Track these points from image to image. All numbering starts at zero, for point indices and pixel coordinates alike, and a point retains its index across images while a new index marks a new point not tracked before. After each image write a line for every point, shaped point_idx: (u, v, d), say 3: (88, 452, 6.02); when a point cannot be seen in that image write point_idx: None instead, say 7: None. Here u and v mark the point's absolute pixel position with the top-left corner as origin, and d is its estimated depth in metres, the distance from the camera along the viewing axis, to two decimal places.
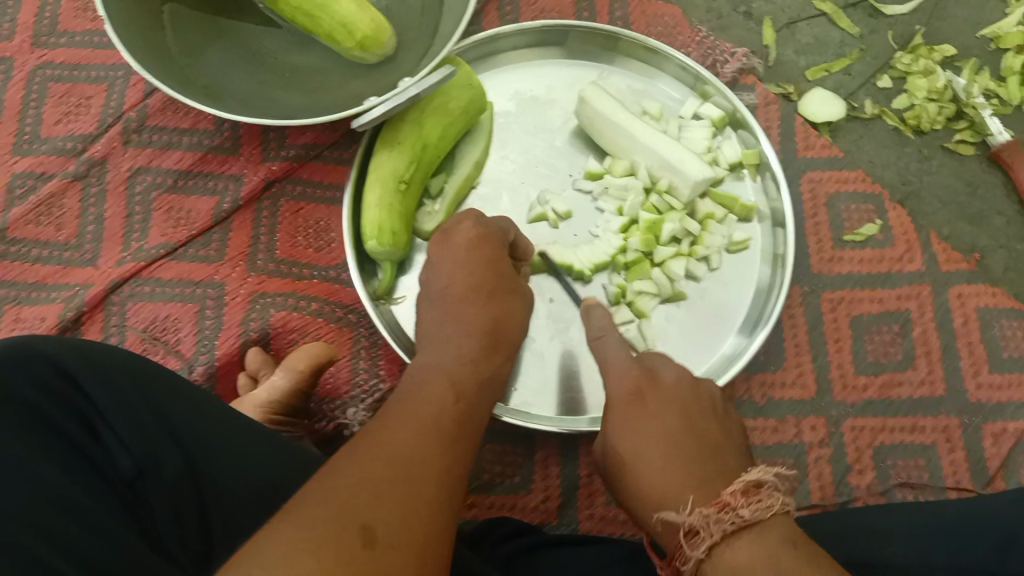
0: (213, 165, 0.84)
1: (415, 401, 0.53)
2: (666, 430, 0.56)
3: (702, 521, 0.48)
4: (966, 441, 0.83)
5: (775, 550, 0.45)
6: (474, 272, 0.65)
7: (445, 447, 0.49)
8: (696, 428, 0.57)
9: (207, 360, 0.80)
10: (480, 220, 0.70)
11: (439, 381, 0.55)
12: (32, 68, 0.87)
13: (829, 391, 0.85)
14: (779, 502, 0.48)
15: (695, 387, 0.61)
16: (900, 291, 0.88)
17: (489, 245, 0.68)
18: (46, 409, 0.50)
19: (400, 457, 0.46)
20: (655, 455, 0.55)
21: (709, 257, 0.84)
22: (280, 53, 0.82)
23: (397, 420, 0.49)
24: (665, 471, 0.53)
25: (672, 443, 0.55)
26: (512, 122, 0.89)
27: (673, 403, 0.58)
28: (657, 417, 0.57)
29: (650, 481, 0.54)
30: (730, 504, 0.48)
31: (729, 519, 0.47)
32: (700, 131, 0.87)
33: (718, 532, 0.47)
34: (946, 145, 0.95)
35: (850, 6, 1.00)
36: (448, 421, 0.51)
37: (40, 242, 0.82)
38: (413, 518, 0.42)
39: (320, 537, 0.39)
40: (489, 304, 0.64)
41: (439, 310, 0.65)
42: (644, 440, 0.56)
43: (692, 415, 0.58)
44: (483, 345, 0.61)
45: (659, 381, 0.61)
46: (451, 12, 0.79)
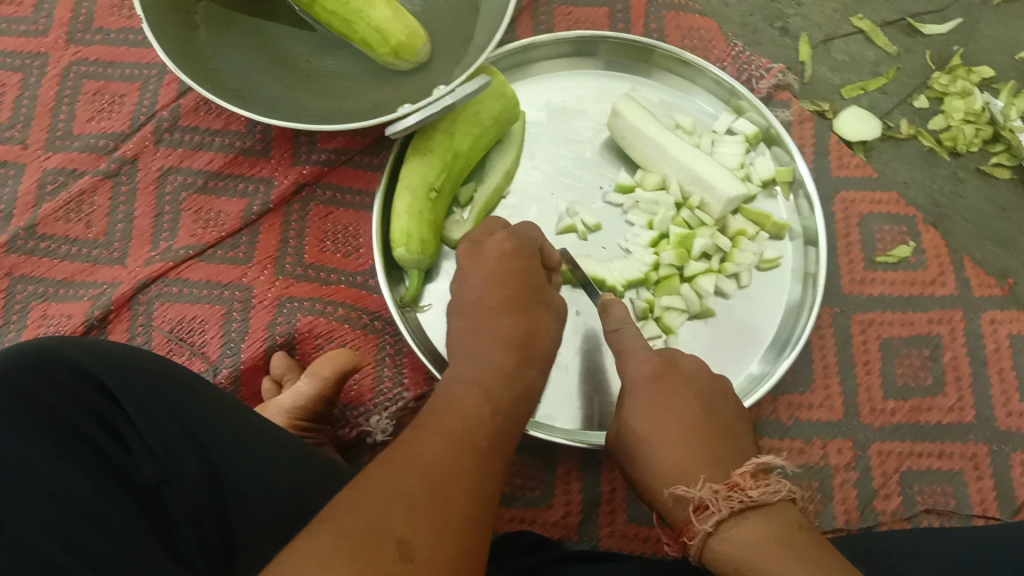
0: (244, 167, 0.84)
1: (449, 414, 0.52)
2: (682, 412, 0.59)
3: (712, 497, 0.52)
4: (995, 470, 0.81)
5: (780, 531, 0.49)
6: (507, 285, 0.65)
7: (479, 462, 0.48)
8: (710, 413, 0.60)
9: (232, 364, 0.80)
10: (511, 231, 0.70)
11: (473, 394, 0.55)
12: (67, 65, 0.87)
13: (856, 414, 0.83)
14: (785, 488, 0.51)
15: (712, 379, 0.64)
16: (931, 314, 0.86)
17: (521, 258, 0.68)
18: (70, 415, 0.51)
19: (434, 469, 0.45)
20: (670, 431, 0.58)
21: (738, 274, 0.83)
22: (313, 57, 0.82)
23: (432, 433, 0.49)
24: (680, 451, 0.56)
25: (687, 423, 0.58)
26: (544, 131, 0.88)
27: (690, 385, 0.62)
28: (677, 397, 0.60)
29: (664, 459, 0.57)
30: (740, 484, 0.51)
31: (738, 498, 0.51)
32: (733, 147, 0.87)
33: (726, 509, 0.51)
34: (981, 167, 0.94)
35: (887, 24, 0.99)
36: (482, 436, 0.51)
37: (69, 239, 0.82)
38: (448, 529, 0.42)
39: (357, 544, 0.38)
40: (522, 317, 0.64)
41: (471, 323, 0.65)
42: (662, 419, 0.59)
43: (707, 398, 0.61)
44: (517, 359, 0.61)
45: (679, 368, 0.63)
46: (486, 22, 0.79)
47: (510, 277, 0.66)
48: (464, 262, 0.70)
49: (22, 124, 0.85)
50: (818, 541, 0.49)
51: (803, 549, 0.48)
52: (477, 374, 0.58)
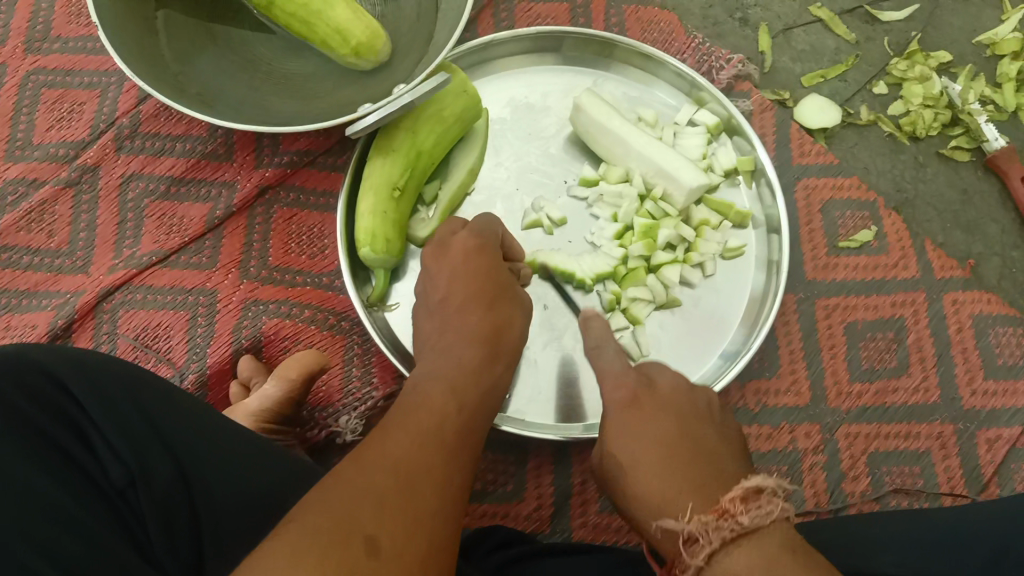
0: (206, 172, 0.84)
1: (418, 410, 0.52)
2: (662, 436, 0.57)
3: (701, 528, 0.48)
4: (961, 449, 0.83)
5: (776, 558, 0.45)
6: (471, 283, 0.66)
7: (448, 458, 0.49)
8: (691, 433, 0.57)
9: (198, 368, 0.79)
10: (474, 228, 0.70)
11: (440, 389, 0.55)
12: (25, 74, 0.87)
13: (823, 398, 0.84)
14: (779, 508, 0.47)
15: (689, 394, 0.63)
16: (894, 297, 0.88)
17: (486, 256, 0.68)
18: (38, 418, 0.50)
19: (404, 464, 0.45)
20: (651, 460, 0.55)
21: (703, 264, 0.84)
22: (274, 59, 0.82)
23: (400, 428, 0.49)
24: (663, 479, 0.53)
25: (667, 446, 0.56)
26: (508, 128, 0.89)
27: (666, 408, 0.60)
28: (655, 423, 0.58)
29: (647, 490, 0.54)
30: (730, 511, 0.48)
31: (729, 527, 0.47)
32: (695, 138, 0.88)
33: (717, 540, 0.47)
34: (941, 152, 0.95)
35: (846, 13, 1.00)
36: (450, 431, 0.51)
37: (31, 249, 0.82)
38: (414, 524, 0.42)
39: (324, 544, 0.39)
40: (489, 312, 0.65)
41: (439, 320, 0.65)
42: (641, 448, 0.57)
43: (685, 418, 0.59)
44: (484, 353, 0.61)
45: (653, 389, 0.63)
46: (445, 19, 0.80)
47: (476, 273, 0.67)
48: (429, 260, 0.70)
49: None
50: (819, 565, 0.45)
51: (798, 573, 0.43)
52: (443, 369, 0.58)
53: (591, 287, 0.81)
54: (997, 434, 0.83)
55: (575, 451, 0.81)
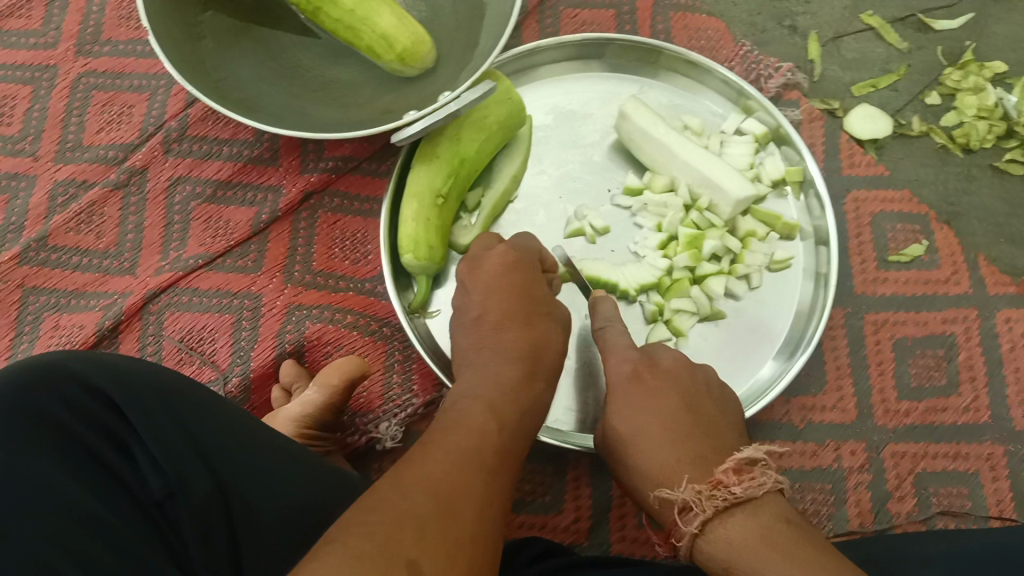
0: (252, 176, 0.84)
1: (456, 431, 0.52)
2: (664, 411, 0.60)
3: (696, 498, 0.52)
4: (1012, 470, 0.80)
5: (767, 527, 0.49)
6: (508, 299, 0.65)
7: (486, 480, 0.48)
8: (693, 408, 0.61)
9: (242, 372, 0.80)
10: (510, 245, 0.70)
11: (479, 409, 0.55)
12: (77, 76, 0.88)
13: (869, 415, 0.83)
14: (770, 480, 0.51)
15: (691, 368, 0.66)
16: (945, 313, 0.85)
17: (521, 272, 0.68)
18: (78, 430, 0.51)
19: (442, 488, 0.45)
20: (652, 433, 0.59)
21: (749, 276, 0.83)
22: (318, 67, 0.83)
23: (437, 450, 0.49)
24: (663, 452, 0.57)
25: (671, 422, 0.59)
26: (551, 135, 0.88)
27: (671, 385, 0.63)
28: (659, 397, 0.61)
29: (649, 460, 0.58)
30: (723, 482, 0.52)
31: (722, 496, 0.51)
32: (742, 147, 0.87)
33: (710, 508, 0.51)
34: (995, 164, 0.93)
35: (898, 21, 0.99)
36: (489, 453, 0.51)
37: (79, 251, 0.83)
38: (457, 553, 0.42)
39: (370, 570, 0.37)
40: (525, 330, 0.64)
41: (475, 338, 0.64)
42: (643, 420, 0.60)
43: (688, 393, 0.62)
44: (524, 371, 0.61)
45: (658, 366, 0.65)
46: (490, 26, 0.79)
47: (512, 289, 0.66)
48: (464, 277, 0.70)
49: (32, 137, 0.86)
50: (806, 535, 0.49)
51: (787, 542, 0.48)
52: (481, 389, 0.58)
53: (634, 297, 0.81)
54: None
55: None
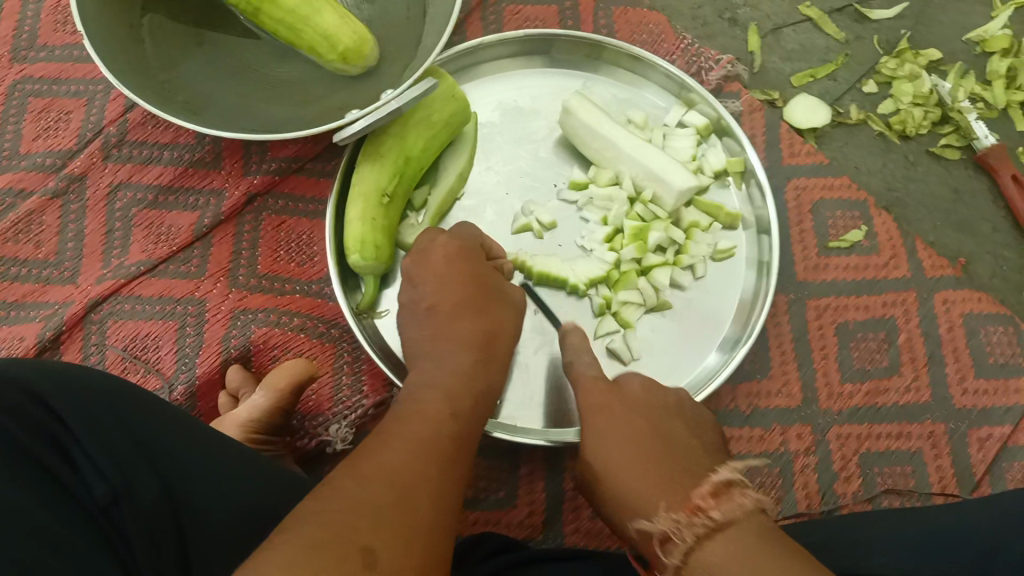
0: (194, 180, 0.84)
1: (411, 419, 0.53)
2: (633, 436, 0.60)
3: (676, 527, 0.51)
4: (952, 448, 0.83)
5: (746, 544, 0.47)
6: (460, 286, 0.66)
7: (443, 466, 0.49)
8: (662, 430, 0.61)
9: (187, 379, 0.79)
10: (455, 235, 0.71)
11: (434, 397, 0.56)
12: (12, 83, 0.86)
13: (814, 399, 0.84)
14: (749, 500, 0.51)
15: (659, 390, 0.67)
16: (885, 297, 0.88)
17: (470, 259, 0.69)
18: (19, 436, 0.50)
19: (395, 475, 0.46)
20: (624, 459, 0.59)
21: (694, 266, 0.84)
22: (264, 66, 0.81)
23: (392, 439, 0.49)
24: (634, 479, 0.57)
25: (640, 446, 0.59)
26: (497, 132, 0.89)
27: (637, 411, 0.63)
28: (628, 423, 0.62)
29: (621, 490, 0.58)
30: (701, 506, 0.51)
31: (700, 522, 0.50)
32: (685, 140, 0.88)
33: (691, 536, 0.50)
34: (931, 149, 0.95)
35: (836, 11, 1.00)
36: (445, 439, 0.51)
37: (19, 261, 0.81)
38: (412, 538, 0.42)
39: (323, 560, 0.38)
40: (480, 317, 0.65)
41: (429, 326, 0.65)
42: (613, 449, 0.60)
43: (654, 415, 0.63)
44: (475, 357, 0.61)
45: (620, 390, 0.66)
46: (433, 22, 0.79)
47: (464, 275, 0.67)
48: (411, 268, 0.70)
49: None
50: (787, 548, 0.47)
51: (767, 552, 0.46)
52: (435, 377, 0.58)
53: (584, 291, 0.82)
54: (988, 433, 0.83)
55: (567, 457, 0.81)
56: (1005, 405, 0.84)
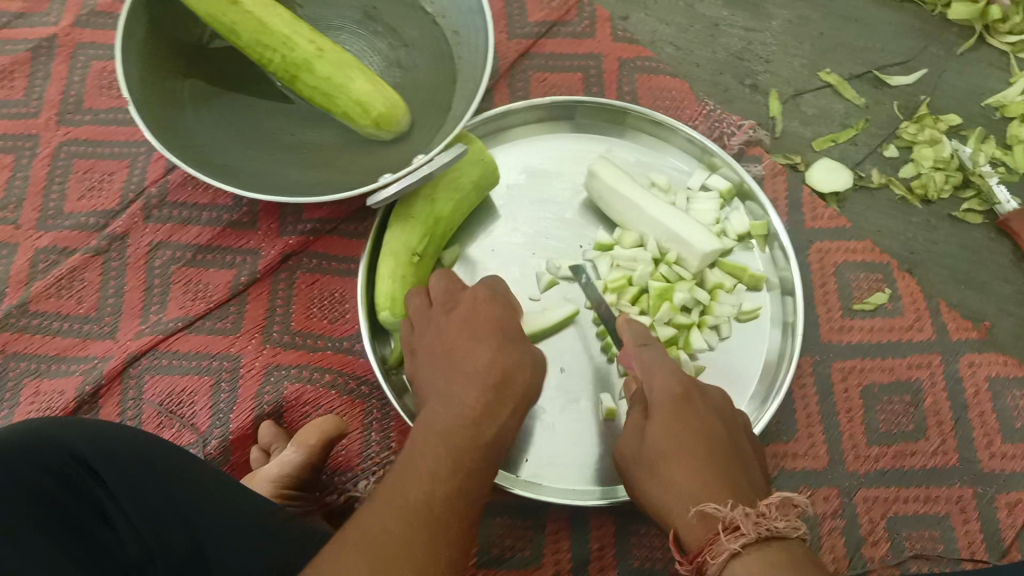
0: (231, 240, 0.86)
1: (410, 471, 0.54)
2: (705, 438, 0.59)
3: (743, 518, 0.51)
4: (982, 513, 0.82)
5: (802, 563, 0.49)
6: (479, 326, 0.64)
7: (435, 531, 0.51)
8: (728, 442, 0.60)
9: (222, 434, 0.80)
10: (483, 281, 0.69)
11: (438, 449, 0.56)
12: (58, 144, 0.90)
13: (840, 461, 0.84)
14: (803, 525, 0.52)
15: (730, 412, 0.66)
16: (910, 359, 0.88)
17: (496, 300, 0.67)
18: (58, 496, 0.54)
19: (386, 550, 0.48)
20: (690, 453, 0.58)
21: (719, 326, 0.85)
22: (296, 131, 0.84)
23: (390, 501, 0.52)
24: (701, 472, 0.56)
25: (713, 452, 0.58)
26: (523, 194, 0.91)
27: (709, 408, 0.62)
28: (700, 422, 0.61)
29: (685, 479, 0.56)
30: (768, 512, 0.51)
31: (767, 525, 0.51)
32: (708, 203, 0.89)
33: (754, 533, 0.50)
34: (953, 214, 0.96)
35: (855, 77, 1.03)
36: (441, 501, 0.52)
37: (61, 315, 0.84)
38: None
39: None
40: (496, 352, 0.62)
41: (445, 364, 0.62)
42: (684, 440, 0.59)
43: (725, 431, 0.62)
44: (489, 400, 0.60)
45: (703, 396, 0.64)
46: (463, 92, 0.83)
47: (483, 319, 0.65)
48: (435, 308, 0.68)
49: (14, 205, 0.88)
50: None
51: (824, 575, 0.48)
52: (443, 424, 0.58)
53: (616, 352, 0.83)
54: (1017, 497, 0.82)
55: (594, 516, 0.81)
56: None
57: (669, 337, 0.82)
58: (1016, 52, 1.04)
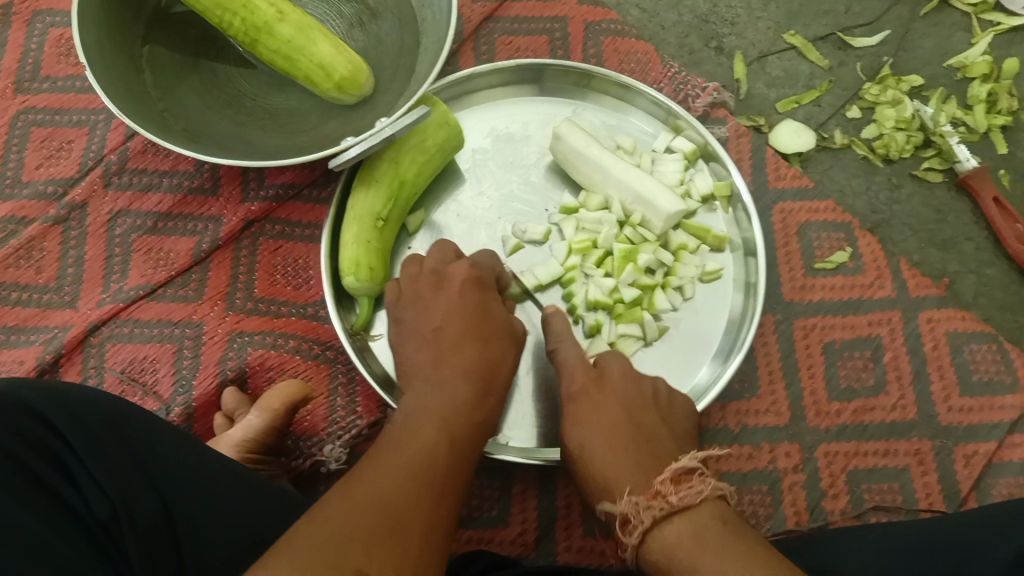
0: (192, 207, 0.86)
1: (404, 443, 0.53)
2: (608, 425, 0.63)
3: (635, 510, 0.54)
4: (939, 465, 0.84)
5: (700, 532, 0.51)
6: (463, 317, 0.66)
7: (436, 493, 0.50)
8: (637, 421, 0.63)
9: (184, 401, 0.81)
10: (472, 262, 0.71)
11: (431, 424, 0.56)
12: (15, 113, 0.89)
13: (803, 417, 0.86)
14: (707, 487, 0.54)
15: (637, 381, 0.68)
16: (871, 317, 0.89)
17: (484, 292, 0.69)
18: (21, 453, 0.52)
19: (393, 502, 0.46)
20: (596, 445, 0.61)
21: (683, 287, 0.85)
22: (260, 95, 0.85)
23: (389, 462, 0.50)
24: (605, 463, 0.60)
25: (616, 437, 0.61)
26: (489, 158, 0.91)
27: (618, 395, 0.65)
28: (601, 410, 0.64)
29: (594, 473, 0.61)
30: (661, 492, 0.54)
31: (659, 506, 0.53)
32: (673, 164, 0.90)
33: (648, 519, 0.53)
34: (914, 172, 0.97)
35: (819, 39, 1.03)
36: (438, 466, 0.52)
37: (20, 285, 0.83)
38: (400, 559, 0.43)
39: None
40: (483, 347, 0.65)
41: (430, 352, 0.65)
42: (589, 433, 0.63)
43: (633, 409, 0.64)
44: (477, 389, 0.62)
45: (605, 380, 0.67)
46: (426, 54, 0.82)
47: (470, 311, 0.67)
48: (420, 295, 0.70)
49: None
50: (741, 534, 0.51)
51: (719, 536, 0.51)
52: (435, 404, 0.59)
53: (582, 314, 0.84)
54: (974, 450, 0.84)
55: (561, 476, 0.82)
56: (991, 421, 0.85)
57: (634, 297, 0.82)
58: (977, 13, 1.05)
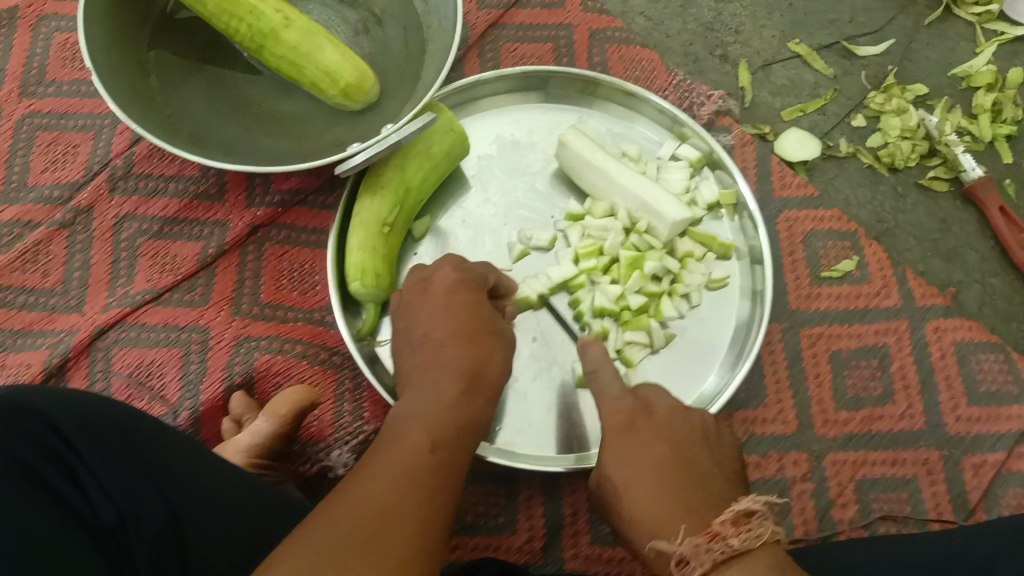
0: (199, 212, 0.85)
1: (395, 449, 0.52)
2: (653, 461, 0.58)
3: (693, 551, 0.48)
4: (947, 475, 0.84)
5: None
6: (449, 318, 0.65)
7: (428, 498, 0.49)
8: (685, 458, 0.59)
9: (192, 405, 0.80)
10: (458, 266, 0.70)
11: (422, 429, 0.55)
12: (21, 117, 0.89)
13: (810, 426, 0.85)
14: (768, 530, 0.48)
15: (686, 415, 0.64)
16: (877, 326, 0.89)
17: (472, 293, 0.68)
18: (32, 458, 0.51)
19: (380, 509, 0.46)
20: (643, 483, 0.57)
21: (689, 295, 0.85)
22: (266, 100, 0.84)
23: (379, 468, 0.49)
24: (653, 501, 0.55)
25: (662, 474, 0.57)
26: (495, 164, 0.91)
27: (665, 430, 0.62)
28: (649, 448, 0.60)
29: (640, 512, 0.56)
30: (720, 533, 0.48)
31: (719, 549, 0.48)
32: (678, 172, 0.90)
33: (708, 562, 0.47)
34: (920, 182, 0.97)
35: (824, 48, 1.04)
36: (429, 472, 0.51)
37: (26, 289, 0.83)
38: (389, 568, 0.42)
39: None
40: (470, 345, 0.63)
41: (422, 356, 0.63)
42: (635, 470, 0.58)
43: (681, 445, 0.60)
44: (466, 388, 0.60)
45: (651, 412, 0.64)
46: (432, 60, 0.81)
47: (457, 312, 0.65)
48: (412, 301, 0.69)
49: None
50: None
51: None
52: (425, 408, 0.57)
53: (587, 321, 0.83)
54: (982, 459, 0.84)
55: (567, 483, 0.82)
56: (998, 431, 0.85)
57: (640, 305, 0.82)
58: (982, 23, 1.05)
